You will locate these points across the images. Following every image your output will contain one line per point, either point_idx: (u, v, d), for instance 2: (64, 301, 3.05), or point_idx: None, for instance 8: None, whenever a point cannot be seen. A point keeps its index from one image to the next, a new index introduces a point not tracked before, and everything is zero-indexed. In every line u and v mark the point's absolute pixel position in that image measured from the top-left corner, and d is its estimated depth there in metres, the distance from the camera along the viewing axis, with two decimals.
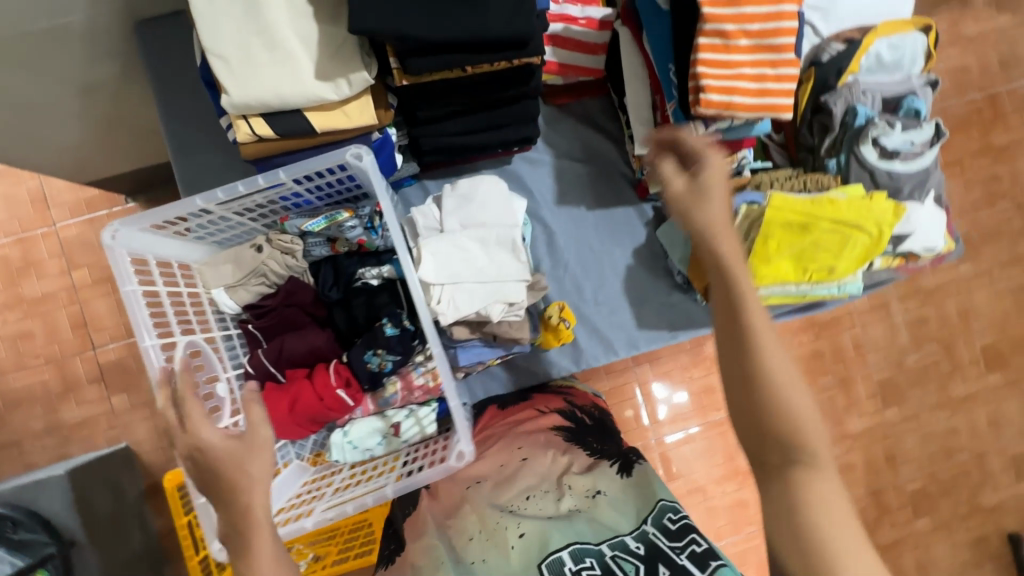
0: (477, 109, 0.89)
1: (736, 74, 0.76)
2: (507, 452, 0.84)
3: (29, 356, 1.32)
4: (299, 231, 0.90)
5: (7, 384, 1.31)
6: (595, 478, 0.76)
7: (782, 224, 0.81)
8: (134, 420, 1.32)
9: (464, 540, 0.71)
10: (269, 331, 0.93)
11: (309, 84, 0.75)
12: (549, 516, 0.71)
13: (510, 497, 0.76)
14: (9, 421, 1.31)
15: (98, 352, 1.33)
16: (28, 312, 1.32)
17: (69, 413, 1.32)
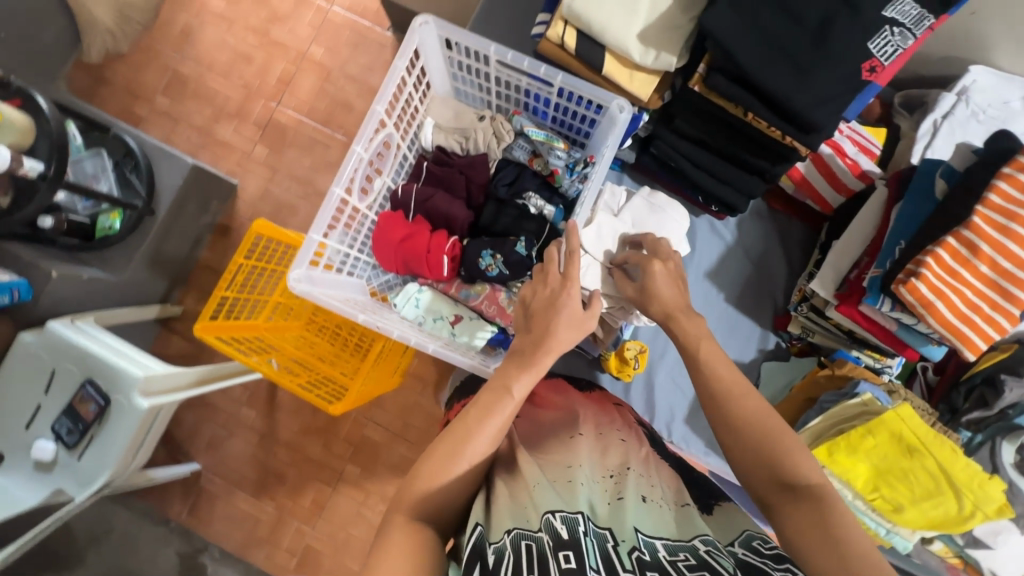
0: (718, 153, 0.95)
1: (955, 286, 0.76)
2: (606, 428, 0.84)
3: (241, 80, 2.10)
4: (518, 129, 1.00)
5: (213, 84, 2.10)
6: (678, 493, 0.72)
7: (892, 434, 0.80)
8: (252, 173, 2.06)
9: (565, 469, 0.72)
10: (434, 179, 1.04)
11: (630, 36, 0.84)
12: (643, 495, 0.69)
13: (607, 463, 0.76)
14: (216, 124, 2.09)
15: (277, 108, 2.08)
16: (263, 49, 2.11)
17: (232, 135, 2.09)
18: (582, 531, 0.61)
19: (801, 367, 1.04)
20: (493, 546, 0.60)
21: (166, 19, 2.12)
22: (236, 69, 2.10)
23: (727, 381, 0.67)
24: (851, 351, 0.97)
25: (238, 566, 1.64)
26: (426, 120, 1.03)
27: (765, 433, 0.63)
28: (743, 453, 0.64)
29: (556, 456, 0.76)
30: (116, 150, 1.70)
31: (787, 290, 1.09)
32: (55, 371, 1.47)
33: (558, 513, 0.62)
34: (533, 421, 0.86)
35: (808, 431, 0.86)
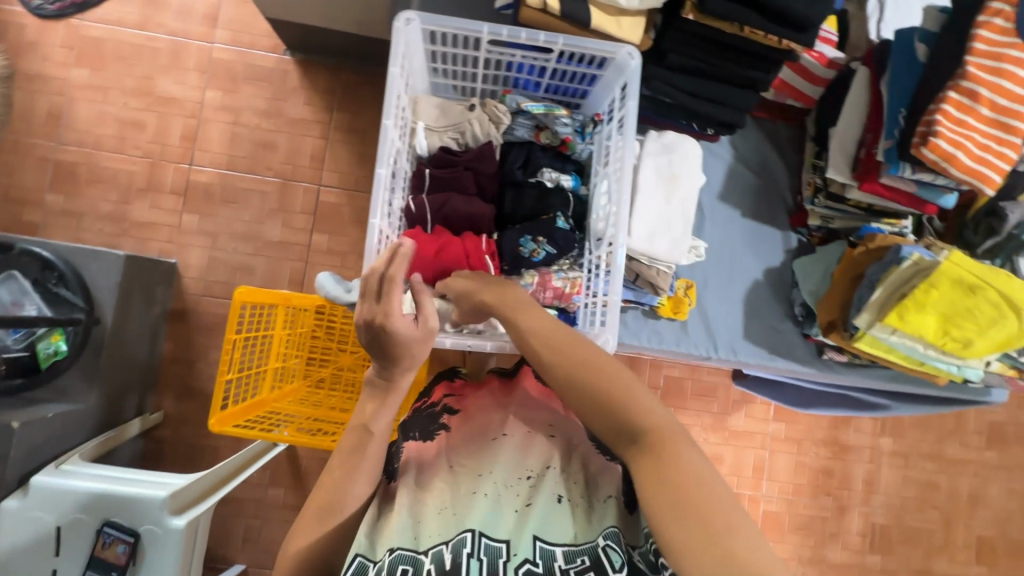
0: (712, 79, 0.97)
1: (966, 132, 0.83)
2: (536, 423, 0.79)
3: (132, 145, 1.75)
4: (514, 108, 0.96)
5: (101, 162, 1.74)
6: (612, 489, 0.70)
7: (951, 279, 0.87)
8: (190, 245, 1.75)
9: (476, 479, 0.69)
10: (441, 183, 0.97)
11: None
12: (559, 495, 0.66)
13: (528, 464, 0.71)
14: (121, 206, 1.74)
15: (192, 170, 1.76)
16: (149, 108, 1.76)
17: (144, 212, 1.75)
18: (467, 554, 0.59)
19: (830, 253, 1.09)
20: (373, 569, 0.60)
21: (24, 106, 1.71)
22: (122, 134, 1.75)
23: (551, 339, 0.63)
24: (872, 224, 1.05)
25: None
26: (416, 124, 0.98)
27: (599, 385, 0.57)
28: (587, 409, 0.58)
29: (472, 465, 0.71)
30: (30, 267, 1.40)
31: (793, 187, 1.15)
32: (62, 526, 1.28)
33: (452, 540, 0.61)
34: (462, 425, 0.80)
35: (871, 304, 0.93)
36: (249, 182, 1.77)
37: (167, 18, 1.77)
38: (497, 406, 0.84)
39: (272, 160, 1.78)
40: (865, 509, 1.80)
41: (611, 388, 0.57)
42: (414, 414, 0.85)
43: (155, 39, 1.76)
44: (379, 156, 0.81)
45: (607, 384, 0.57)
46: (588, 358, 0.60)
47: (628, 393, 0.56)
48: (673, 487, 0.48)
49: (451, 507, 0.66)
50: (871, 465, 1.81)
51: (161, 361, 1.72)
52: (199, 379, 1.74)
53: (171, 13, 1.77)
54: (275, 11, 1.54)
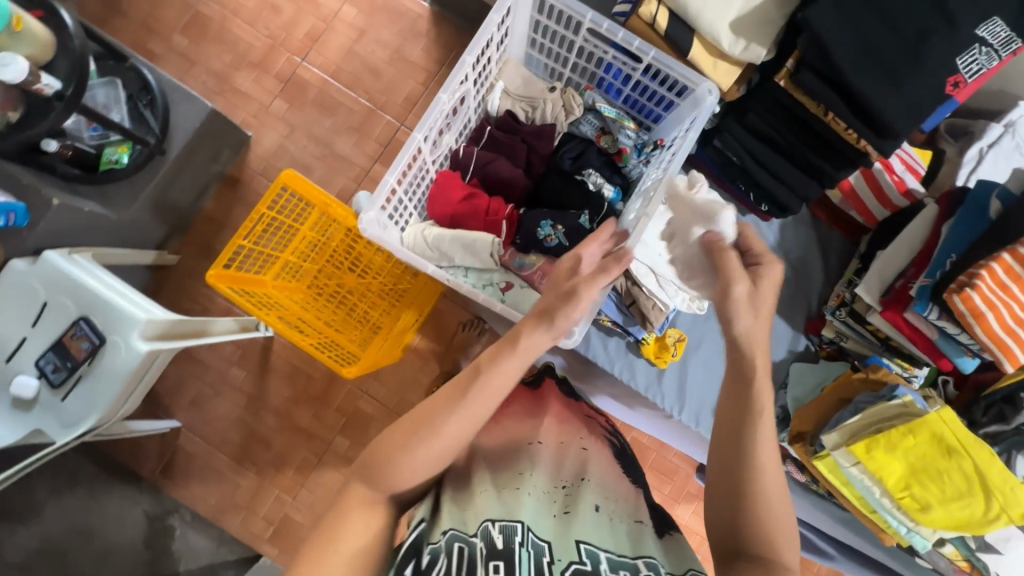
0: (784, 154, 0.97)
1: (1007, 298, 0.80)
2: (569, 436, 0.83)
3: (262, 24, 1.89)
4: (589, 104, 1.00)
5: (231, 27, 1.89)
6: (634, 509, 0.75)
7: (932, 433, 0.84)
8: (269, 128, 1.87)
9: (516, 475, 0.73)
10: (495, 143, 1.02)
11: (723, 24, 0.85)
12: (594, 506, 0.72)
13: (563, 473, 0.76)
14: (229, 70, 1.88)
15: (300, 64, 1.88)
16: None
17: (244, 84, 1.88)
18: (519, 543, 0.63)
19: (830, 369, 1.06)
20: (431, 549, 0.65)
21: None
22: (258, 11, 1.90)
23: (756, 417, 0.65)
24: (883, 358, 1.01)
25: (211, 534, 1.50)
26: (497, 83, 1.03)
27: (756, 492, 0.63)
28: (734, 522, 0.63)
29: (510, 465, 0.75)
30: (130, 84, 1.47)
31: (822, 295, 1.13)
32: (47, 303, 1.29)
33: (502, 526, 0.65)
34: (494, 428, 0.82)
35: (844, 426, 0.91)
36: (340, 96, 1.88)
37: None
38: (529, 415, 0.85)
39: (371, 83, 1.88)
40: None
41: (776, 534, 0.62)
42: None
43: None
44: (446, 84, 0.86)
45: (776, 524, 0.62)
46: (773, 504, 0.63)
47: (785, 539, 0.62)
48: None
49: (496, 496, 0.71)
50: None
51: (197, 213, 1.83)
52: (222, 244, 1.84)
53: None
54: None
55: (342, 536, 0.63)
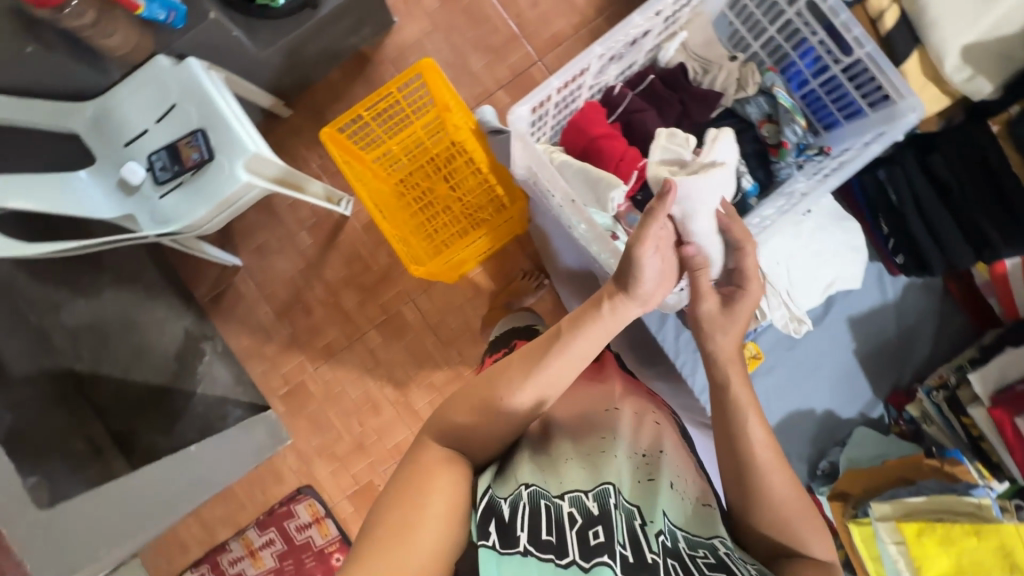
0: (952, 210, 0.88)
1: None
2: (643, 407, 0.75)
3: None
4: (765, 86, 0.93)
5: None
6: (704, 491, 0.66)
7: (997, 541, 0.77)
8: None
9: (596, 439, 0.67)
10: (654, 94, 0.97)
11: (960, 44, 0.78)
12: (672, 482, 0.64)
13: (640, 441, 0.68)
14: None
15: None
16: None
17: None
18: (614, 507, 0.57)
19: (899, 446, 1.01)
20: (507, 503, 0.57)
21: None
22: None
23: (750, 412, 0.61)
24: (963, 455, 0.92)
25: (233, 369, 1.33)
26: (679, 33, 0.97)
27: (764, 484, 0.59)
28: (755, 530, 0.60)
29: (588, 429, 0.69)
30: None
31: (919, 370, 1.05)
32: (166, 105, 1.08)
33: (593, 490, 0.59)
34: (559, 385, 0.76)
35: (898, 500, 0.86)
36: None
37: None
38: (595, 382, 0.79)
39: None
40: None
41: (801, 531, 0.58)
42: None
43: None
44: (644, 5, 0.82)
45: (790, 519, 0.58)
46: (778, 500, 0.59)
47: (806, 525, 0.59)
48: None
49: (579, 460, 0.64)
50: None
51: None
52: None
53: None
54: None
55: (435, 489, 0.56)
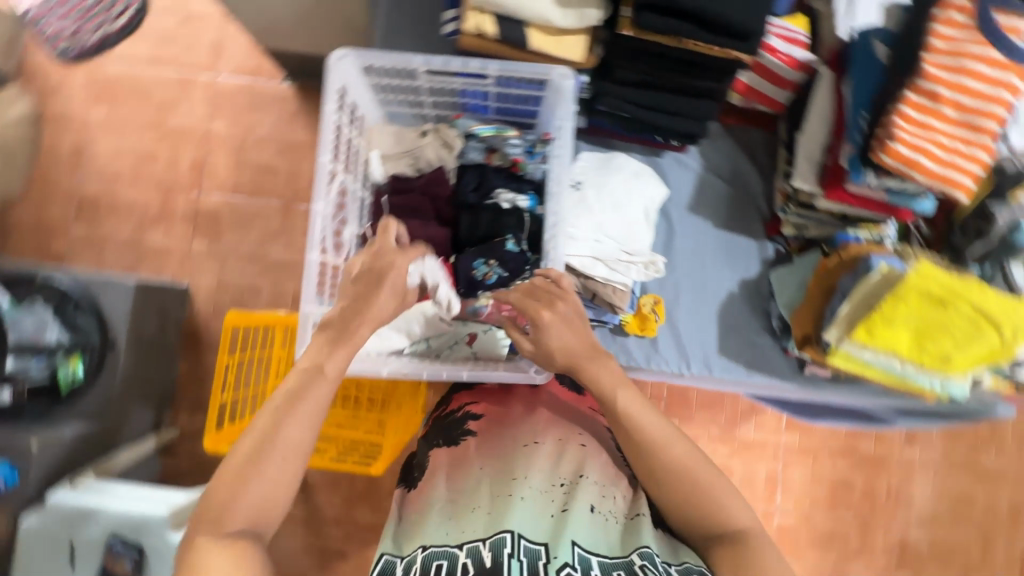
0: (667, 91, 0.94)
1: (928, 136, 0.78)
2: (568, 432, 0.80)
3: (142, 176, 1.90)
4: (465, 132, 0.98)
5: (115, 192, 1.89)
6: (633, 503, 0.74)
7: (920, 293, 0.82)
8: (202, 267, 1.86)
9: (509, 482, 0.73)
10: (398, 209, 1.00)
11: (547, 4, 0.83)
12: (592, 505, 0.70)
13: (560, 471, 0.75)
14: (137, 231, 1.88)
15: (200, 198, 1.89)
16: (159, 139, 1.91)
17: (153, 239, 1.88)
18: (510, 556, 0.63)
19: (807, 263, 1.05)
20: (403, 563, 0.67)
21: (48, 142, 1.89)
22: (134, 169, 1.90)
23: (636, 414, 0.70)
24: (848, 231, 0.99)
25: None
26: (370, 153, 1.00)
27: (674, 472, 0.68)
28: (682, 508, 0.69)
29: (504, 467, 0.76)
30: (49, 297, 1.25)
31: (767, 194, 1.12)
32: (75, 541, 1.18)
33: (490, 538, 0.66)
34: (490, 430, 0.82)
35: (841, 318, 0.89)
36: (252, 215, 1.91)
37: (169, 51, 1.92)
38: (523, 419, 0.83)
39: (269, 176, 1.90)
40: (889, 524, 1.69)
41: (719, 499, 0.67)
42: (435, 426, 0.88)
43: (153, 67, 1.91)
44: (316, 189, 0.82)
45: (708, 497, 0.67)
46: (696, 479, 0.68)
47: (721, 492, 0.67)
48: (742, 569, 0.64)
49: (487, 506, 0.71)
50: (902, 478, 1.70)
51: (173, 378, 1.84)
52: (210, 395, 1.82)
53: (169, 43, 1.92)
54: None
55: (205, 571, 0.57)
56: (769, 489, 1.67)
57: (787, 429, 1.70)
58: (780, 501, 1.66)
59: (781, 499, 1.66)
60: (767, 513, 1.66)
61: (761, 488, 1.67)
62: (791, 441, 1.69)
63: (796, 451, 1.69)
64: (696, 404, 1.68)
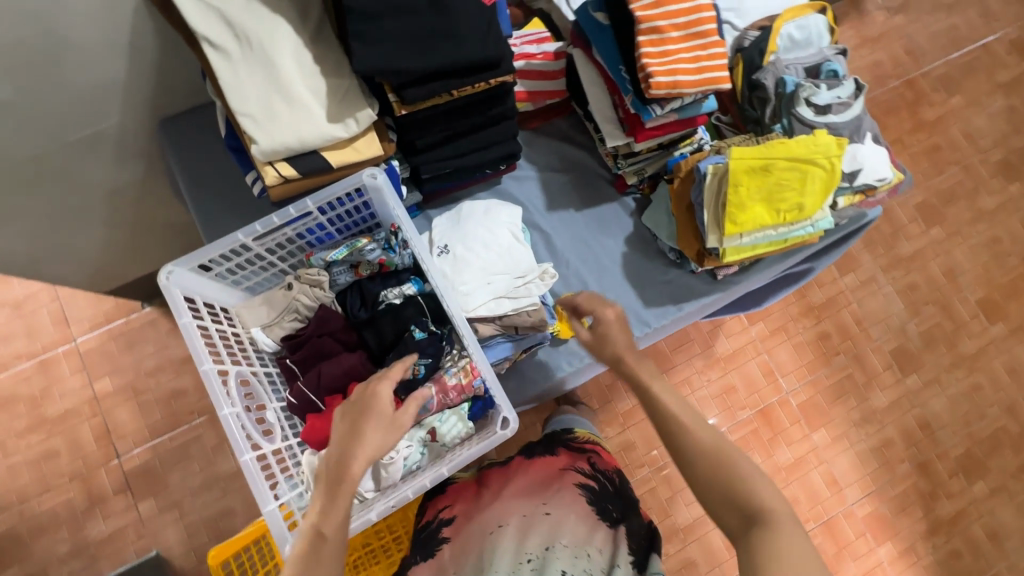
0: (468, 132, 1.02)
1: (674, 59, 0.91)
2: (534, 506, 1.00)
3: (53, 476, 1.77)
4: (324, 263, 1.00)
5: (33, 508, 1.75)
6: (608, 556, 0.95)
7: (746, 172, 0.93)
8: (162, 523, 1.74)
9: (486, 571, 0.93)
10: (305, 362, 1.00)
11: (324, 126, 0.88)
12: (564, 570, 0.92)
13: (527, 547, 0.94)
14: (76, 531, 1.74)
15: (123, 460, 1.78)
16: (51, 432, 1.79)
17: (97, 529, 1.74)
18: None
19: (662, 197, 1.14)
20: None
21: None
22: (40, 473, 1.77)
23: (672, 404, 0.83)
24: (675, 154, 1.11)
25: None
26: (251, 331, 0.99)
27: (718, 460, 0.77)
28: (716, 502, 0.76)
29: (481, 560, 0.95)
30: None
31: (599, 162, 1.23)
32: None
33: None
34: (461, 528, 1.00)
35: (709, 223, 0.97)
36: (184, 445, 1.82)
37: (16, 346, 1.83)
38: (488, 505, 1.01)
39: (183, 397, 1.82)
40: (874, 344, 1.83)
41: (749, 484, 0.74)
42: (415, 536, 1.03)
43: (9, 369, 1.81)
44: (217, 400, 0.77)
45: (739, 478, 0.75)
46: (725, 465, 0.76)
47: (757, 485, 0.74)
48: (776, 558, 0.68)
49: None
50: (858, 304, 1.85)
51: None
52: None
53: (12, 339, 1.83)
54: (108, 283, 1.63)
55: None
56: (769, 381, 1.76)
57: (752, 323, 1.81)
58: (785, 385, 1.75)
59: (784, 382, 1.76)
60: (782, 402, 1.75)
61: (765, 383, 1.76)
62: (760, 330, 1.80)
63: (769, 336, 1.80)
64: (671, 352, 1.75)
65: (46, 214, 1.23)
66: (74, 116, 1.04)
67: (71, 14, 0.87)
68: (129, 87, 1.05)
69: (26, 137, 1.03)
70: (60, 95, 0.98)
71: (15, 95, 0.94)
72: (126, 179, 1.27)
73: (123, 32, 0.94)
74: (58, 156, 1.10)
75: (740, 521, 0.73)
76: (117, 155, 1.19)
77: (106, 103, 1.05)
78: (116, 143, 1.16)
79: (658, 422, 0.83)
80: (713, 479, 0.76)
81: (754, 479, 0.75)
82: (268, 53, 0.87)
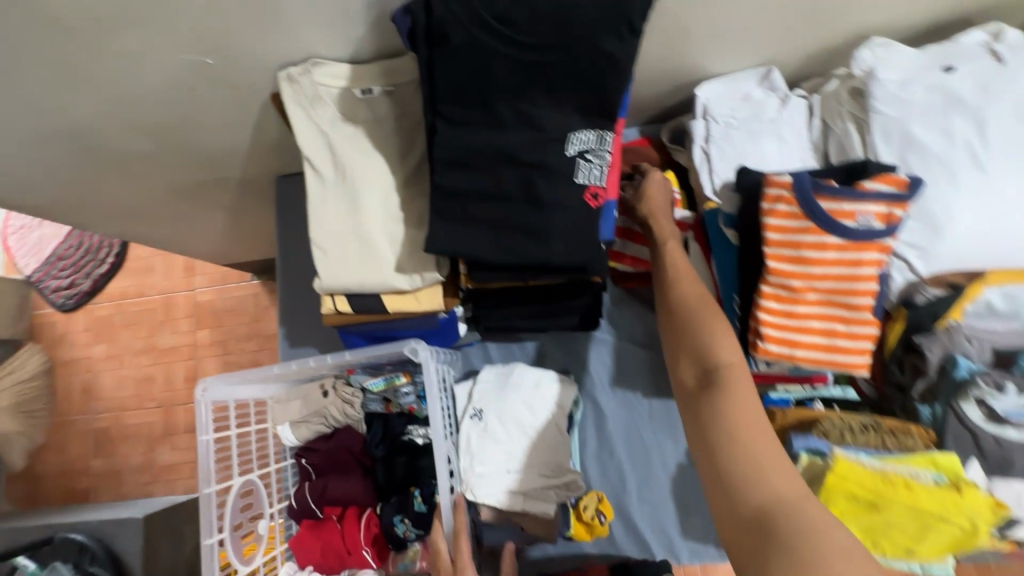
0: (541, 303, 0.93)
1: (800, 326, 0.72)
2: None
3: (146, 397, 2.04)
4: (361, 386, 0.98)
5: (126, 418, 2.03)
6: None
7: (848, 497, 0.73)
8: None
9: None
10: (319, 469, 1.00)
11: (388, 276, 0.85)
12: None
13: None
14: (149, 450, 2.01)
15: None
16: (156, 360, 2.05)
17: (164, 454, 1.99)
18: None
19: None
20: None
21: (62, 390, 2.07)
22: (137, 391, 2.04)
23: (679, 271, 0.81)
24: (776, 392, 0.90)
25: None
26: (279, 426, 1.00)
27: (700, 325, 0.74)
28: (678, 352, 0.75)
29: None
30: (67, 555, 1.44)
31: None
32: None
33: None
34: None
35: None
36: None
37: (151, 278, 2.10)
38: None
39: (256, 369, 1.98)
40: None
41: (708, 341, 0.72)
42: None
43: (142, 295, 2.09)
44: (207, 527, 0.83)
45: (705, 319, 0.73)
46: (694, 312, 0.75)
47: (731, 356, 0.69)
48: (732, 433, 0.64)
49: None
50: None
51: None
52: None
53: (150, 271, 2.10)
54: (225, 258, 1.79)
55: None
56: None
57: None
58: None
59: None
60: None
61: None
62: None
63: None
64: None
65: (177, 216, 1.36)
66: (203, 167, 1.11)
67: (203, 107, 0.91)
68: (251, 153, 1.08)
69: (163, 173, 1.13)
70: (192, 153, 1.05)
71: (155, 150, 1.03)
72: (245, 204, 1.35)
73: (249, 120, 0.96)
74: (189, 186, 1.20)
75: (700, 398, 0.69)
76: (238, 192, 1.27)
77: (231, 161, 1.11)
78: (239, 184, 1.23)
79: (660, 281, 0.83)
80: (685, 319, 0.75)
81: (728, 353, 0.70)
82: (360, 189, 0.84)
